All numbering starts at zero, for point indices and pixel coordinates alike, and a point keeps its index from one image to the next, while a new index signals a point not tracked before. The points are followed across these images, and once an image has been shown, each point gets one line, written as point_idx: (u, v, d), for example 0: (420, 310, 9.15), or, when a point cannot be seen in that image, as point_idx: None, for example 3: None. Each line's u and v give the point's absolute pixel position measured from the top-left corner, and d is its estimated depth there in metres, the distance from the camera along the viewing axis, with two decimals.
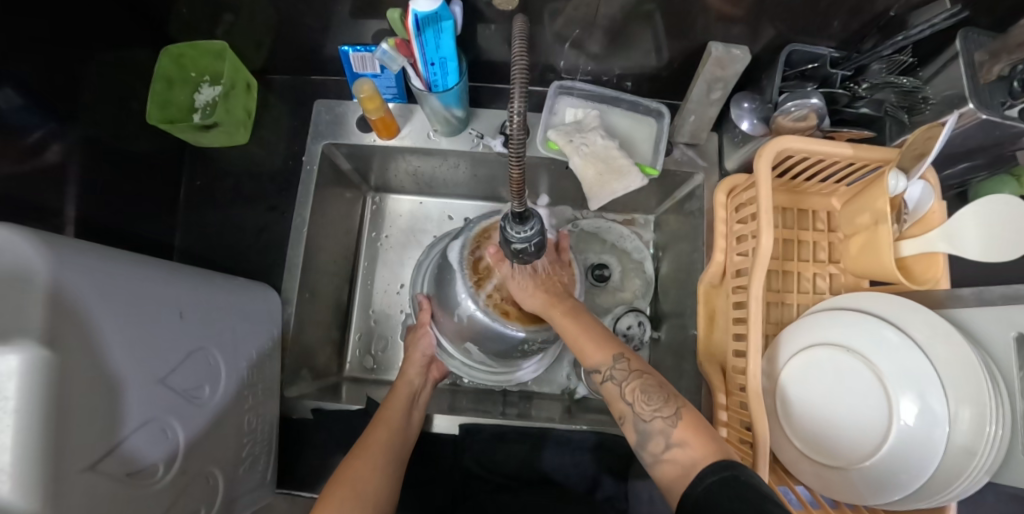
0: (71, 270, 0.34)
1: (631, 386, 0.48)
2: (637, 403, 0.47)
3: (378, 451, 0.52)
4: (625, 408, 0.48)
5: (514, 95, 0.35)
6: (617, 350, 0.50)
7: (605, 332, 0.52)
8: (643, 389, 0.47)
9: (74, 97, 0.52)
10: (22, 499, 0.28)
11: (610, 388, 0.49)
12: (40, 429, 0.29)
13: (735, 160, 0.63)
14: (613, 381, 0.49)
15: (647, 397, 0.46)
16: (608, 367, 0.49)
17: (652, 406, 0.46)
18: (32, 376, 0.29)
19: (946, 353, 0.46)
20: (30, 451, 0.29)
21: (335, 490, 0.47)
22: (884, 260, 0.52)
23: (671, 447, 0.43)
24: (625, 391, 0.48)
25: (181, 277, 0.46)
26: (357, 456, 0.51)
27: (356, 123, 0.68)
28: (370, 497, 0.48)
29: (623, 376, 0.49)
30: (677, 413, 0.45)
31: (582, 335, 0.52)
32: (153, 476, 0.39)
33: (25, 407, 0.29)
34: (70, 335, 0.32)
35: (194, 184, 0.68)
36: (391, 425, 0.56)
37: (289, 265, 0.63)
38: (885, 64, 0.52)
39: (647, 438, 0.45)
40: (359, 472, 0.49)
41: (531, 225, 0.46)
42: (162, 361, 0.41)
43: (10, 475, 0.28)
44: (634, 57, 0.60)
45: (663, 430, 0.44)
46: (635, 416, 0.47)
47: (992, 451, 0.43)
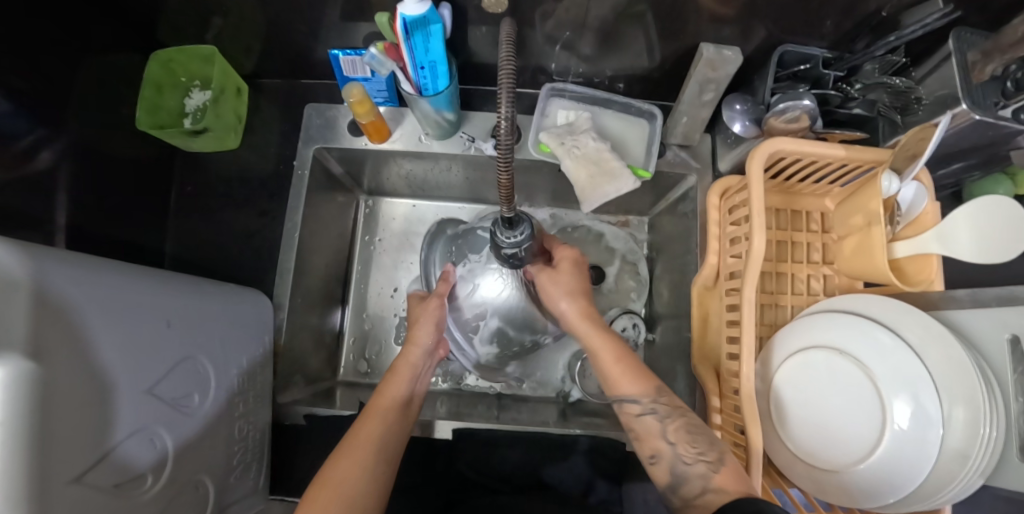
0: (54, 281, 0.34)
1: (674, 424, 0.47)
2: (681, 445, 0.46)
3: (370, 450, 0.47)
4: (664, 447, 0.47)
5: (502, 99, 0.35)
6: (654, 385, 0.50)
7: (640, 364, 0.52)
8: (688, 431, 0.47)
9: (63, 104, 0.51)
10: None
11: (648, 422, 0.48)
12: (26, 443, 0.29)
13: (727, 161, 0.63)
14: (653, 416, 0.48)
15: (691, 439, 0.46)
16: (649, 400, 0.49)
17: (696, 449, 0.45)
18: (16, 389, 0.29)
19: (940, 355, 0.46)
20: (16, 465, 0.29)
21: (317, 495, 0.42)
22: (878, 262, 0.52)
23: (707, 490, 0.43)
24: (668, 430, 0.47)
25: (169, 285, 0.46)
26: (346, 454, 0.46)
27: (348, 126, 0.67)
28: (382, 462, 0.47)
29: (665, 412, 0.48)
30: (721, 458, 0.45)
31: (626, 367, 0.51)
32: (141, 487, 0.39)
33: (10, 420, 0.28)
34: (55, 347, 0.32)
35: (185, 189, 0.68)
36: (387, 418, 0.50)
37: (281, 271, 0.63)
38: (877, 64, 0.52)
39: (682, 480, 0.45)
40: (347, 473, 0.44)
41: (521, 230, 0.46)
42: (149, 370, 0.41)
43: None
44: (626, 59, 0.60)
45: (703, 474, 0.44)
46: (676, 456, 0.46)
47: (985, 454, 0.42)
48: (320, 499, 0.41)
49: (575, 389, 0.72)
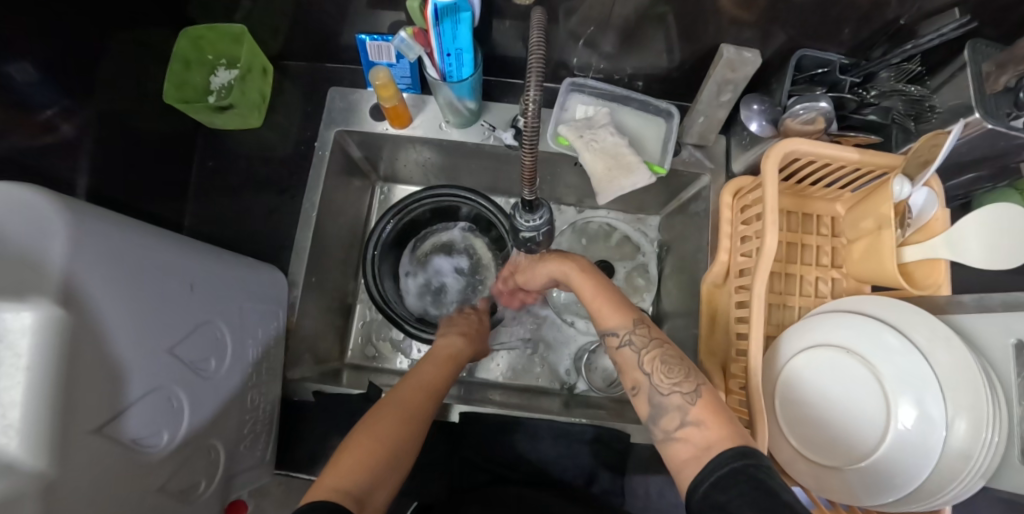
0: (89, 234, 0.35)
1: (650, 354, 0.48)
2: (656, 375, 0.47)
3: (411, 412, 0.50)
4: (642, 379, 0.48)
5: (531, 87, 0.37)
6: (636, 317, 0.52)
7: (621, 298, 0.54)
8: (663, 360, 0.47)
9: (92, 75, 0.52)
10: (29, 455, 0.29)
11: (625, 353, 0.50)
12: (51, 389, 0.30)
13: (741, 161, 0.64)
14: (630, 347, 0.50)
15: (667, 369, 0.47)
16: (627, 331, 0.50)
17: (671, 380, 0.46)
18: (43, 334, 0.30)
19: (946, 359, 0.47)
20: (41, 410, 0.29)
21: (357, 444, 0.45)
22: (886, 266, 0.53)
23: (685, 425, 0.43)
24: (643, 361, 0.48)
25: (194, 251, 0.47)
26: (387, 411, 0.49)
27: (370, 111, 0.68)
28: (437, 391, 0.55)
29: (641, 342, 0.49)
30: (697, 390, 0.45)
31: (604, 302, 0.54)
32: (157, 446, 0.40)
33: (37, 365, 0.29)
34: (86, 296, 0.33)
35: (207, 165, 0.69)
36: (426, 387, 0.55)
37: (296, 249, 0.64)
38: (893, 72, 0.54)
39: (660, 412, 0.46)
40: (387, 427, 0.47)
41: (541, 214, 0.47)
42: (171, 331, 0.41)
43: (19, 432, 0.28)
44: (646, 58, 0.61)
45: (679, 406, 0.45)
46: (652, 387, 0.47)
47: (989, 455, 0.43)
48: (388, 416, 0.48)
49: (581, 382, 0.72)
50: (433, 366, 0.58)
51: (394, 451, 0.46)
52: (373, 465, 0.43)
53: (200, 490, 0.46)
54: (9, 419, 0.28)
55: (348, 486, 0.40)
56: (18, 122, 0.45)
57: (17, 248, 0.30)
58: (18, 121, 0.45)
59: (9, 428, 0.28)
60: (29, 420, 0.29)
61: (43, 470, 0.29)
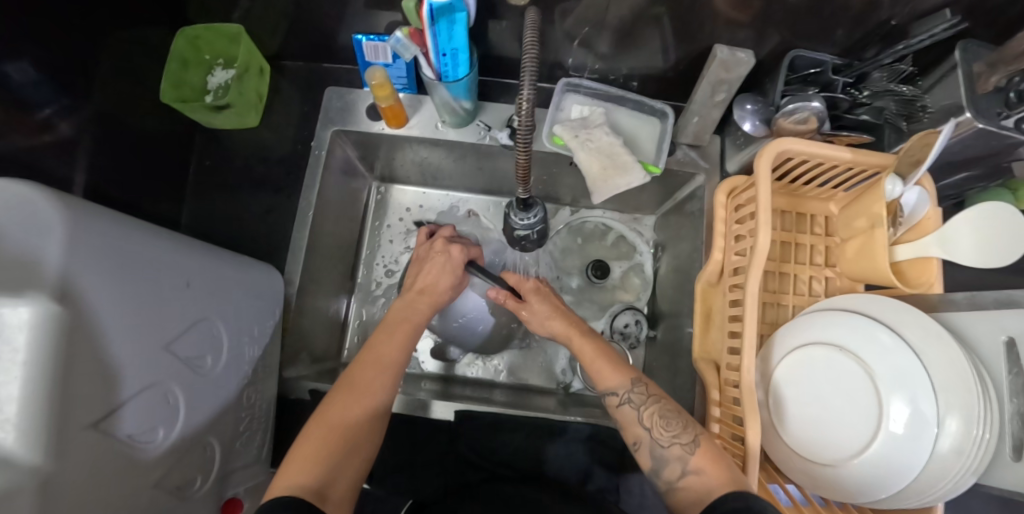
0: (86, 230, 0.35)
1: (650, 410, 0.49)
2: (656, 429, 0.48)
3: (363, 395, 0.49)
4: (642, 433, 0.49)
5: (524, 90, 0.39)
6: (634, 375, 0.52)
7: (620, 359, 0.54)
8: (662, 415, 0.49)
9: (90, 74, 0.53)
10: (25, 448, 0.29)
11: (626, 411, 0.51)
12: (47, 384, 0.30)
13: (736, 161, 0.64)
14: (630, 405, 0.50)
15: (665, 423, 0.48)
16: (627, 390, 0.51)
17: (671, 433, 0.47)
18: (41, 330, 0.30)
19: (938, 358, 0.47)
20: (37, 404, 0.30)
21: (308, 438, 0.45)
22: (879, 264, 0.53)
23: (687, 473, 0.44)
24: (643, 416, 0.49)
25: (192, 248, 0.47)
26: (337, 399, 0.48)
27: (366, 110, 0.68)
28: (393, 366, 0.52)
29: (641, 400, 0.50)
30: (695, 440, 0.46)
31: (600, 360, 0.54)
32: (153, 441, 0.40)
33: (34, 360, 0.30)
34: (82, 292, 0.33)
35: (204, 164, 0.70)
36: (381, 364, 0.52)
37: (293, 248, 0.64)
38: (885, 72, 0.54)
39: (662, 463, 0.46)
40: (337, 418, 0.47)
41: (535, 212, 0.47)
42: (167, 327, 0.42)
43: (15, 426, 0.29)
44: (642, 58, 0.62)
45: (680, 457, 0.46)
46: (653, 441, 0.48)
47: (979, 451, 0.44)
48: (340, 403, 0.48)
49: (576, 381, 0.73)
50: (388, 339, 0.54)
51: (345, 443, 0.46)
52: (333, 459, 0.44)
53: (195, 487, 0.46)
54: (6, 413, 0.29)
55: (306, 480, 0.42)
56: (16, 121, 0.45)
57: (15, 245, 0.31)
58: (17, 120, 0.45)
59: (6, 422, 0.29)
60: (26, 414, 0.29)
61: (38, 463, 0.30)
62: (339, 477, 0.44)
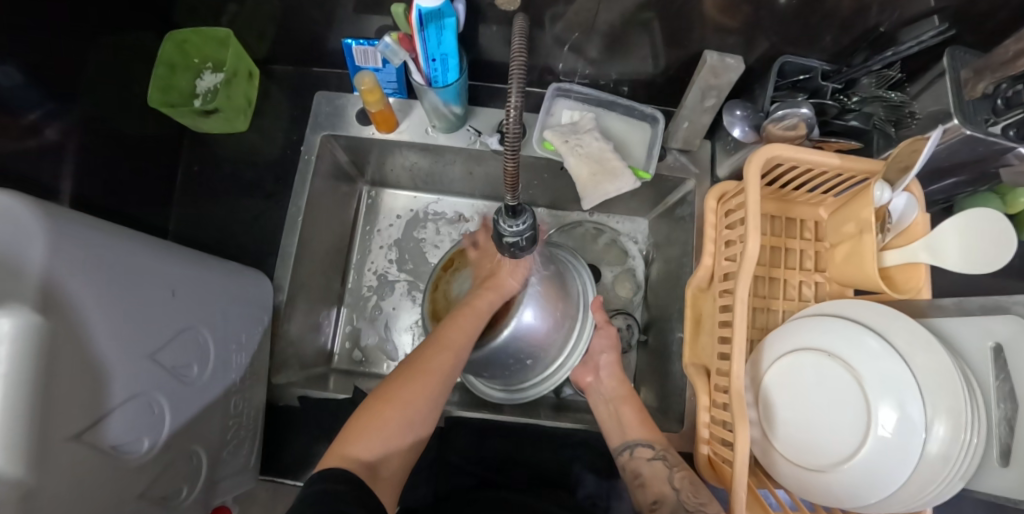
0: (63, 240, 0.34)
1: (681, 473, 0.53)
2: (685, 492, 0.51)
3: (432, 381, 0.47)
4: (668, 492, 0.51)
5: (512, 93, 0.38)
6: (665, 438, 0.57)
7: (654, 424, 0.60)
8: (692, 481, 0.51)
9: (76, 78, 0.52)
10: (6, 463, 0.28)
11: (657, 466, 0.54)
12: (26, 399, 0.30)
13: (726, 167, 0.64)
14: (662, 462, 0.54)
15: (694, 489, 0.51)
16: (662, 449, 0.56)
17: (697, 500, 0.49)
18: (20, 342, 0.29)
19: (926, 362, 0.47)
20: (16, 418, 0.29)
21: (376, 413, 0.44)
22: (866, 269, 0.53)
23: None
24: (673, 476, 0.53)
25: (177, 256, 0.46)
26: (414, 376, 0.47)
27: (356, 115, 0.67)
28: (461, 349, 0.50)
29: (674, 460, 0.54)
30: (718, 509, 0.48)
31: (629, 423, 0.59)
32: (137, 452, 0.40)
33: (13, 373, 0.29)
34: (61, 302, 0.33)
35: (192, 169, 0.69)
36: (452, 349, 0.49)
37: (282, 253, 0.63)
38: (874, 78, 0.54)
39: None
40: (408, 399, 0.46)
41: (524, 219, 0.46)
42: (151, 337, 0.41)
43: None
44: (632, 63, 0.62)
45: None
46: (678, 502, 0.50)
47: (967, 456, 0.44)
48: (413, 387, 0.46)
49: (567, 386, 0.72)
50: (466, 317, 0.52)
51: (408, 423, 0.45)
52: (393, 441, 0.44)
53: (181, 496, 0.46)
54: None
55: (360, 454, 0.41)
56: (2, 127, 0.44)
57: None
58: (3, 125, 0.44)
59: None
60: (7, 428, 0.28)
61: (19, 478, 0.29)
62: (392, 456, 0.44)
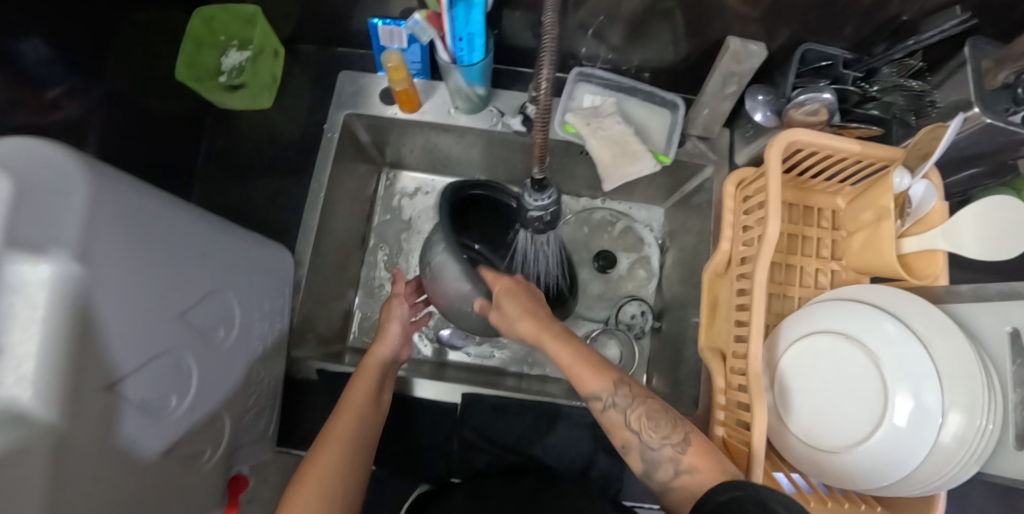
0: (103, 190, 0.34)
1: (636, 412, 0.47)
2: (644, 432, 0.46)
3: (351, 441, 0.48)
4: (631, 437, 0.47)
5: (545, 73, 0.39)
6: (616, 374, 0.49)
7: (600, 359, 0.50)
8: (650, 417, 0.46)
9: (103, 53, 0.53)
10: (38, 407, 0.29)
11: (612, 415, 0.48)
12: (61, 346, 0.30)
13: (745, 154, 0.64)
14: (615, 409, 0.47)
15: (654, 424, 0.46)
16: (610, 394, 0.48)
17: (660, 434, 0.45)
18: (58, 288, 0.30)
19: (946, 347, 0.48)
20: (50, 363, 0.29)
21: (299, 491, 0.43)
22: (885, 255, 0.54)
23: (682, 474, 0.43)
24: (631, 419, 0.47)
25: (206, 219, 0.47)
26: (325, 446, 0.47)
27: (379, 94, 0.67)
28: (369, 412, 0.51)
29: (625, 403, 0.47)
30: (686, 439, 0.45)
31: (576, 363, 0.50)
32: (164, 409, 0.40)
33: (50, 319, 0.29)
34: (97, 255, 0.33)
35: (216, 144, 0.70)
36: (361, 409, 0.51)
37: (303, 228, 0.64)
38: (895, 67, 0.55)
39: (654, 466, 0.45)
40: (330, 461, 0.45)
41: (549, 194, 0.47)
42: (180, 296, 0.41)
43: (31, 385, 0.29)
44: (654, 50, 0.63)
45: (671, 458, 0.44)
46: (642, 444, 0.46)
47: (984, 441, 0.44)
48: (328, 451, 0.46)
49: None
50: (362, 378, 0.54)
51: (335, 489, 0.44)
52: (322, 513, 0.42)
53: (204, 459, 0.46)
54: (23, 372, 0.29)
55: None
56: (29, 98, 0.45)
57: (37, 189, 0.30)
58: (26, 97, 0.45)
59: (21, 381, 0.29)
60: (42, 374, 0.29)
61: (51, 423, 0.30)
62: None
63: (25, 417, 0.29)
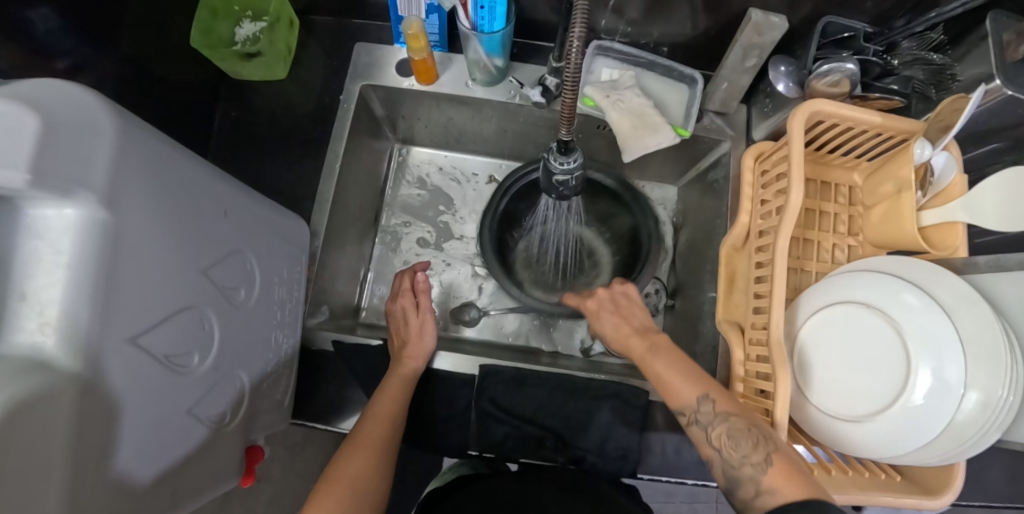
0: (133, 138, 0.34)
1: (717, 431, 0.45)
2: (725, 449, 0.44)
3: (377, 449, 0.49)
4: (713, 455, 0.46)
5: (574, 33, 0.37)
6: (718, 388, 0.48)
7: (696, 371, 0.50)
8: (729, 436, 0.44)
9: (116, 20, 0.52)
10: (64, 353, 0.29)
11: (697, 432, 0.47)
12: (88, 292, 0.30)
13: (762, 129, 0.64)
14: (700, 425, 0.47)
15: (733, 444, 0.44)
16: (698, 412, 0.47)
17: (739, 453, 0.43)
18: (84, 234, 0.30)
19: (970, 316, 0.48)
20: (77, 309, 0.30)
21: (331, 490, 0.44)
22: (907, 228, 0.54)
23: (762, 493, 0.41)
24: (712, 437, 0.46)
25: (229, 179, 0.46)
26: (356, 451, 0.48)
27: (395, 66, 0.67)
28: (394, 420, 0.52)
29: (709, 420, 0.46)
30: (767, 458, 0.42)
31: (670, 379, 0.50)
32: (190, 366, 0.40)
33: (76, 264, 0.29)
34: (126, 202, 0.32)
35: (229, 115, 0.69)
36: (388, 419, 0.51)
37: (319, 199, 0.63)
38: (915, 42, 0.56)
39: (736, 483, 0.43)
40: (354, 472, 0.46)
41: (575, 157, 0.47)
42: (204, 253, 0.41)
43: (55, 330, 0.29)
44: (673, 24, 0.62)
45: (752, 477, 0.42)
46: (723, 461, 0.44)
47: (1003, 408, 0.44)
48: (352, 462, 0.47)
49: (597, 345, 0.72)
50: (391, 388, 0.54)
51: (360, 499, 0.45)
52: None
53: (226, 421, 0.46)
54: (47, 316, 0.29)
55: None
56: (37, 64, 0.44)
57: (70, 128, 0.29)
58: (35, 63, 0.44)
59: (46, 325, 0.29)
60: (65, 319, 0.29)
61: (76, 369, 0.30)
62: None
63: (53, 364, 0.29)
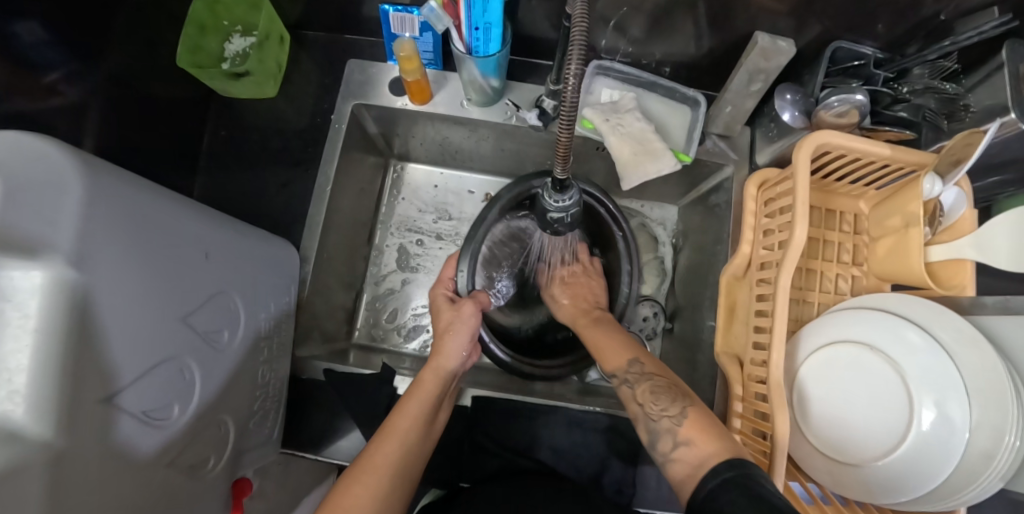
0: (105, 191, 0.32)
1: (642, 387, 0.49)
2: (647, 404, 0.47)
3: (386, 469, 0.45)
4: (638, 412, 0.48)
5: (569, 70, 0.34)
6: (641, 351, 0.53)
7: (628, 341, 0.55)
8: (651, 390, 0.47)
9: (103, 35, 0.50)
10: (34, 423, 0.27)
11: (625, 392, 0.50)
12: (59, 357, 0.28)
13: (765, 154, 0.62)
14: (627, 384, 0.50)
15: (655, 397, 0.46)
16: (623, 371, 0.51)
17: (659, 406, 0.45)
18: (53, 296, 0.27)
19: (974, 360, 0.47)
20: (48, 376, 0.27)
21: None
22: (913, 266, 0.52)
23: (678, 444, 0.42)
24: (637, 394, 0.48)
25: (208, 217, 0.45)
26: (362, 476, 0.44)
27: (388, 84, 0.65)
28: (411, 437, 0.49)
29: (635, 378, 0.50)
30: (683, 411, 0.44)
31: (605, 346, 0.56)
32: (168, 417, 0.38)
33: (46, 328, 0.27)
34: (96, 259, 0.31)
35: (219, 134, 0.68)
36: (404, 437, 0.48)
37: (310, 223, 0.62)
38: (927, 69, 0.53)
39: (656, 437, 0.44)
40: (359, 495, 0.43)
41: (571, 194, 0.45)
42: (185, 299, 0.40)
43: (25, 398, 0.26)
44: (677, 44, 0.60)
45: (669, 429, 0.43)
46: (646, 417, 0.46)
47: (1010, 456, 0.43)
48: (360, 481, 0.44)
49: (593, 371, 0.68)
50: (412, 400, 0.52)
51: None
52: None
53: (208, 466, 0.45)
54: (15, 385, 0.26)
55: None
56: (23, 86, 0.43)
57: (27, 188, 0.28)
58: (11, 82, 0.42)
59: (13, 394, 0.26)
60: (36, 387, 0.27)
61: (48, 439, 0.28)
62: None
63: (21, 434, 0.26)
